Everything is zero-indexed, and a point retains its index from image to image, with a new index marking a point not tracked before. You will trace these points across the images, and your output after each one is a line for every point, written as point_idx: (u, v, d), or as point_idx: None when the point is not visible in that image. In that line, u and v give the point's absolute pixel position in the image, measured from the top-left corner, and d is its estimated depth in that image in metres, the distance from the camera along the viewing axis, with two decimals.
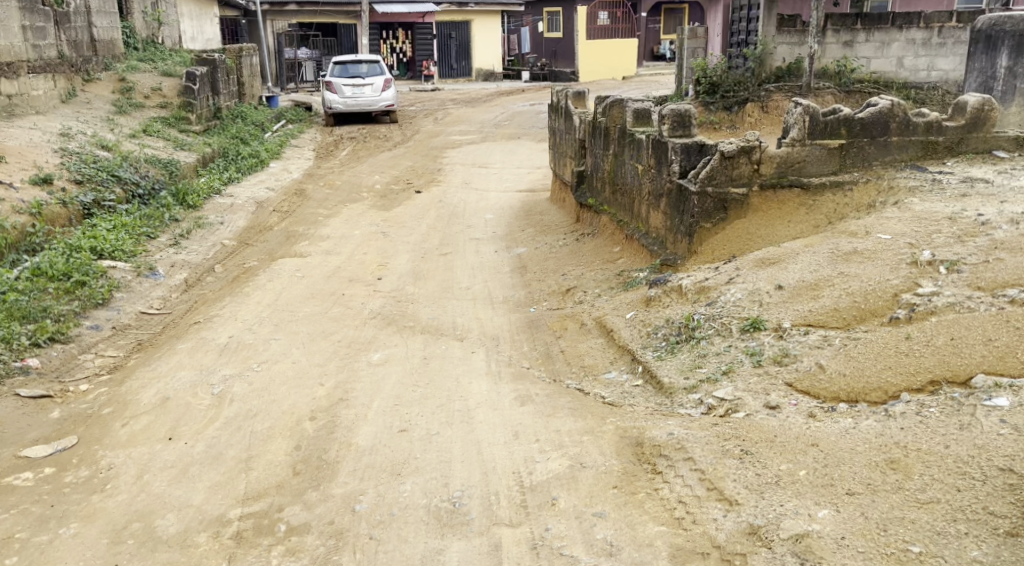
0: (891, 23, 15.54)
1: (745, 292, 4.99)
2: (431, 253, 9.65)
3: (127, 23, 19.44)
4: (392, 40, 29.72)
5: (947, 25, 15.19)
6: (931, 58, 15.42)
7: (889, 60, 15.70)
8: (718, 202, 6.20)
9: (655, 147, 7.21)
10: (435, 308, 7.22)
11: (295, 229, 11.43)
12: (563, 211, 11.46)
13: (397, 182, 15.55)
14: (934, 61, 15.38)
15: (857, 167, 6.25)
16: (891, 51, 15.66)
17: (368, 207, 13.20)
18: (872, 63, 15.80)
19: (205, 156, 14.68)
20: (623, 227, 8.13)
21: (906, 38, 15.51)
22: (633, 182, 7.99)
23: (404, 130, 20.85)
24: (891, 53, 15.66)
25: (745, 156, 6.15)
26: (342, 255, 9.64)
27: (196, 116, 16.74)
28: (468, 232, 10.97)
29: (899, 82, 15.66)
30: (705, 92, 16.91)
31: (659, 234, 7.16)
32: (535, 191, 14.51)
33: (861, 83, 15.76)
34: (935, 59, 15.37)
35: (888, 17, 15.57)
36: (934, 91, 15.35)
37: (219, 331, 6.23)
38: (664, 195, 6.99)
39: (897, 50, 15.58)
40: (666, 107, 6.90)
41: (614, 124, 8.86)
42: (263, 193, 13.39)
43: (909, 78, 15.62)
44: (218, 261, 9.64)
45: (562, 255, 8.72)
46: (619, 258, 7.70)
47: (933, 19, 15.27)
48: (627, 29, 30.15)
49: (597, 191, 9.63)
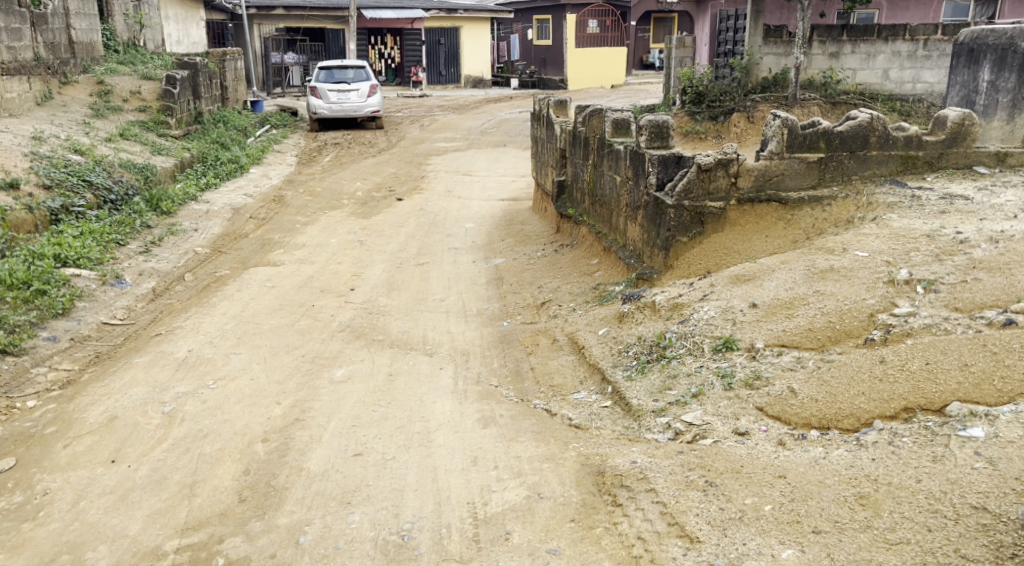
0: (876, 35, 15.50)
1: (719, 310, 4.84)
2: (407, 263, 9.48)
3: (107, 25, 19.26)
4: (380, 46, 29.48)
5: (932, 37, 15.10)
6: (917, 71, 15.35)
7: (874, 71, 15.72)
8: (694, 216, 6.09)
9: (633, 158, 7.07)
10: (406, 321, 7.06)
11: (270, 237, 11.25)
12: (544, 221, 11.31)
13: (379, 189, 15.36)
14: (920, 74, 15.32)
15: (836, 182, 6.11)
16: (876, 63, 15.68)
17: (348, 215, 13.03)
18: (857, 74, 15.85)
19: (183, 161, 14.47)
20: (601, 239, 7.99)
21: (891, 50, 15.49)
22: (611, 192, 7.85)
23: (390, 136, 20.69)
24: (877, 65, 15.68)
25: (722, 169, 6.03)
26: (316, 264, 9.47)
27: (175, 119, 16.54)
28: (447, 241, 10.80)
29: (884, 95, 15.66)
30: (691, 101, 16.87)
31: (635, 247, 7.02)
32: (519, 199, 14.36)
33: (847, 95, 15.81)
34: (920, 71, 15.31)
35: (874, 29, 15.52)
36: (919, 104, 15.34)
37: (179, 343, 6.08)
38: (641, 208, 6.87)
39: (883, 63, 15.57)
40: (644, 118, 6.78)
41: (594, 134, 8.72)
42: (241, 199, 13.20)
43: (894, 91, 15.59)
44: (189, 269, 9.46)
45: (540, 266, 8.56)
46: (597, 270, 7.55)
47: (919, 31, 15.18)
48: (616, 38, 30.19)
49: (577, 202, 9.48)
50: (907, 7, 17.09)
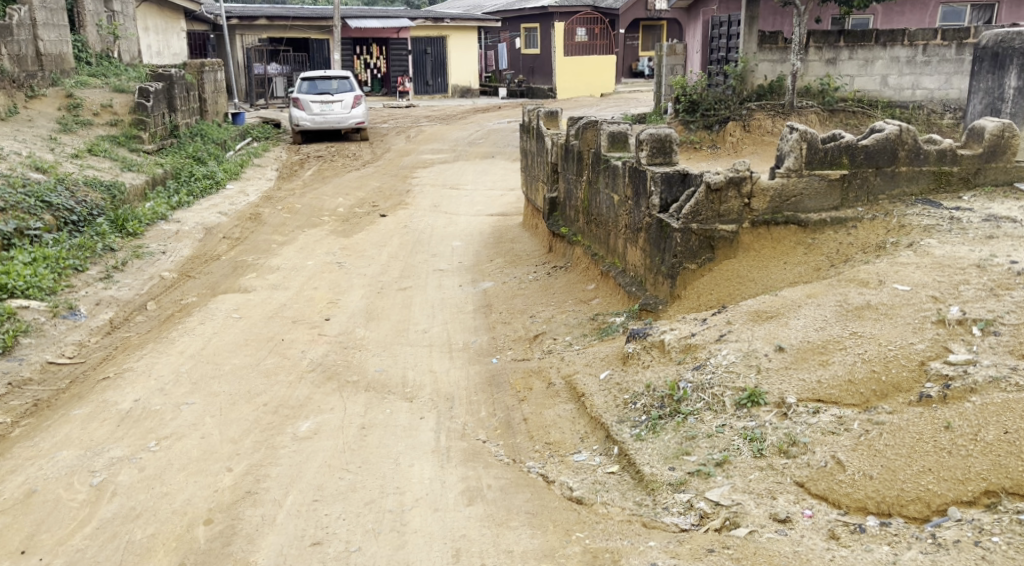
0: (874, 40, 15.01)
1: (739, 355, 4.19)
2: (389, 287, 8.82)
3: (77, 37, 18.60)
4: (366, 56, 28.90)
5: (932, 42, 14.65)
6: (916, 76, 14.88)
7: (872, 78, 15.22)
8: (703, 240, 5.50)
9: (632, 176, 6.48)
10: (385, 357, 6.40)
11: (243, 259, 10.58)
12: (535, 239, 10.67)
13: (361, 205, 14.70)
14: (919, 79, 14.84)
15: (861, 202, 5.50)
16: (874, 69, 15.17)
17: (327, 233, 12.37)
18: (855, 81, 15.35)
19: (155, 178, 13.78)
20: (598, 262, 7.36)
21: (889, 55, 15.01)
22: (608, 212, 7.24)
23: (374, 148, 20.05)
24: (875, 72, 15.17)
25: (734, 189, 5.43)
26: (291, 290, 8.81)
27: (148, 134, 15.87)
28: (432, 261, 10.14)
29: (882, 102, 15.14)
30: (685, 110, 16.32)
31: (637, 274, 6.40)
32: (508, 214, 13.73)
33: (845, 102, 15.27)
34: (920, 77, 14.83)
35: (871, 34, 15.03)
36: (919, 111, 14.82)
37: (126, 389, 5.41)
38: (642, 230, 6.27)
39: (881, 68, 15.08)
40: (644, 131, 6.20)
41: (588, 148, 8.13)
42: (215, 218, 12.53)
43: (893, 98, 15.10)
44: (152, 297, 8.80)
45: (532, 291, 7.90)
46: (594, 297, 6.92)
47: (918, 37, 14.73)
48: (605, 45, 29.72)
49: (570, 221, 8.87)
50: (903, 12, 16.55)
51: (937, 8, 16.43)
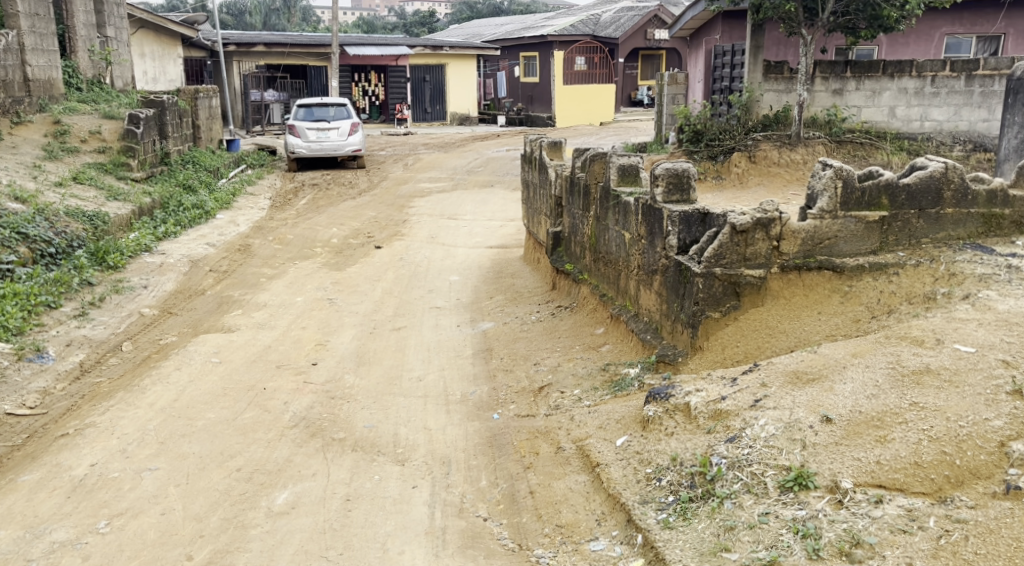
0: (881, 71, 14.63)
1: (779, 425, 3.62)
2: (381, 327, 8.27)
3: (68, 62, 18.20)
4: (364, 83, 28.50)
5: (940, 74, 14.35)
6: (924, 108, 14.55)
7: (880, 109, 14.81)
8: (728, 286, 5.00)
9: (646, 214, 6.00)
10: (375, 410, 5.84)
11: (229, 294, 10.05)
12: (537, 274, 10.15)
13: (356, 235, 14.20)
14: (928, 111, 14.52)
15: (902, 246, 5.01)
16: (882, 100, 14.79)
17: (319, 266, 11.86)
18: (862, 112, 14.93)
19: (141, 207, 13.26)
20: (607, 304, 6.86)
21: (897, 87, 14.64)
22: (618, 251, 6.74)
23: (371, 177, 19.60)
24: (883, 103, 14.77)
25: (761, 231, 4.95)
26: (277, 330, 8.26)
27: (138, 161, 15.39)
28: (428, 298, 9.60)
29: (890, 133, 14.73)
30: (688, 141, 15.96)
31: (652, 319, 5.88)
32: (508, 247, 13.22)
33: (852, 133, 14.86)
34: (928, 109, 14.51)
35: (879, 64, 14.67)
36: (927, 144, 14.60)
37: (83, 450, 4.88)
38: (657, 273, 5.78)
39: (889, 100, 14.69)
40: (659, 166, 5.77)
41: (596, 182, 7.66)
42: (202, 250, 12.00)
43: (901, 129, 14.72)
44: (128, 337, 8.27)
45: (536, 334, 7.35)
46: (604, 343, 6.39)
47: (926, 68, 14.37)
48: (605, 74, 29.44)
49: (575, 257, 8.37)
50: (907, 44, 16.18)
51: (942, 39, 16.09)
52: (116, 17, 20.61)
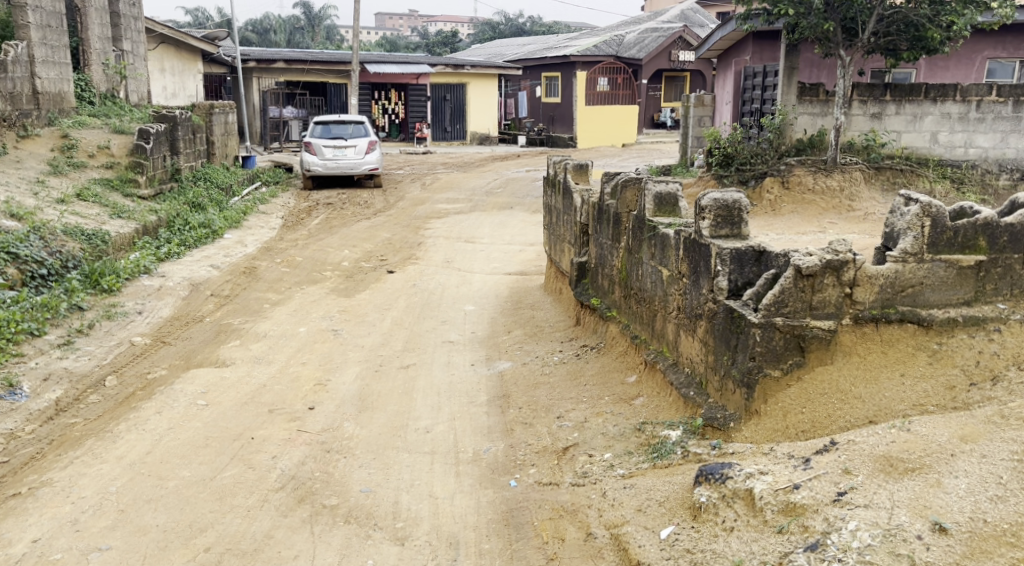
0: (924, 94, 13.90)
1: (876, 532, 2.86)
2: (388, 365, 7.54)
3: (80, 75, 17.70)
4: (384, 101, 27.97)
5: (986, 98, 13.70)
6: (969, 134, 13.88)
7: (921, 134, 14.06)
8: (790, 340, 4.28)
9: (688, 249, 5.29)
10: (374, 470, 5.11)
11: (228, 322, 9.37)
12: (559, 307, 9.42)
13: (368, 258, 13.54)
14: (972, 138, 13.85)
15: (1003, 296, 4.34)
16: (923, 125, 14.04)
17: (327, 292, 11.17)
18: (902, 137, 14.14)
19: (146, 226, 12.64)
20: (641, 347, 6.12)
21: (940, 111, 13.93)
22: (653, 288, 6.02)
23: (388, 196, 18.97)
24: (924, 128, 14.04)
25: (833, 276, 4.24)
26: (275, 366, 7.56)
27: (146, 178, 14.80)
28: (441, 330, 8.88)
29: (932, 160, 14.01)
30: (718, 164, 15.22)
31: (694, 371, 5.14)
32: (527, 274, 12.50)
33: (892, 159, 14.11)
34: (973, 135, 13.84)
35: (920, 88, 13.93)
36: (972, 171, 13.88)
37: (30, 520, 4.23)
38: (701, 318, 5.05)
39: (931, 125, 13.97)
40: (705, 196, 5.07)
41: (628, 210, 6.94)
42: (206, 273, 11.36)
43: (944, 155, 14.02)
44: (114, 370, 7.59)
45: (559, 379, 6.58)
46: (637, 395, 5.63)
47: (971, 91, 13.72)
48: (628, 95, 28.93)
49: (602, 290, 7.64)
50: (946, 67, 15.45)
51: (983, 63, 15.35)
52: (133, 30, 20.19)
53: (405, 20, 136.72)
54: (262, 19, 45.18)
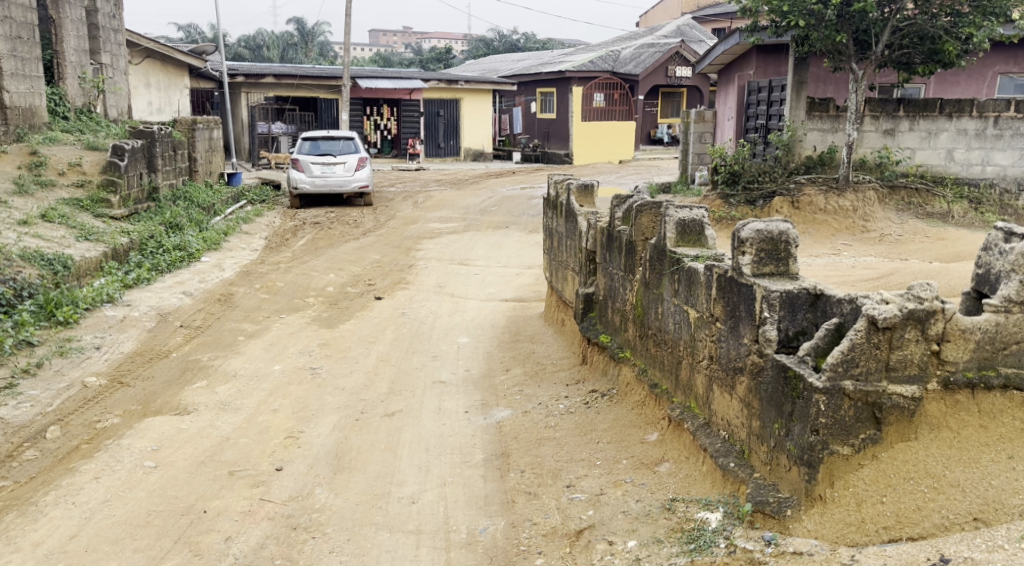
0: (938, 110, 13.15)
1: None
2: (371, 412, 6.65)
3: (55, 89, 16.81)
4: (376, 116, 27.16)
5: (1004, 114, 12.95)
6: (987, 152, 13.12)
7: (937, 152, 13.30)
8: (864, 408, 3.45)
9: (723, 289, 4.47)
10: (346, 557, 4.26)
11: (196, 358, 8.47)
12: (561, 340, 8.60)
13: (355, 282, 12.68)
14: (990, 155, 13.09)
15: None
16: (938, 142, 13.28)
17: (309, 321, 10.29)
18: (917, 155, 13.38)
19: (116, 249, 11.72)
20: (663, 400, 5.30)
21: (956, 127, 13.18)
22: (678, 331, 5.20)
23: (379, 215, 18.13)
24: (939, 145, 13.27)
25: (915, 329, 3.42)
26: (243, 413, 6.64)
27: (120, 197, 13.89)
28: (431, 369, 8.00)
29: (948, 178, 13.23)
30: (724, 183, 14.33)
31: (734, 436, 4.32)
32: (526, 300, 11.64)
33: (906, 178, 13.32)
34: (991, 153, 13.08)
35: (935, 103, 13.17)
36: (990, 191, 13.06)
37: None
38: (742, 373, 4.23)
39: (946, 142, 13.21)
40: (746, 227, 4.26)
41: (644, 237, 6.12)
42: (176, 301, 10.46)
43: (960, 174, 13.25)
44: (59, 419, 6.69)
45: (567, 434, 5.68)
46: (661, 460, 4.80)
47: (989, 107, 12.97)
48: (625, 111, 28.30)
49: (612, 326, 6.82)
50: (957, 83, 14.73)
51: (995, 77, 14.68)
52: (113, 43, 19.32)
53: (400, 38, 136.25)
54: (255, 35, 44.36)
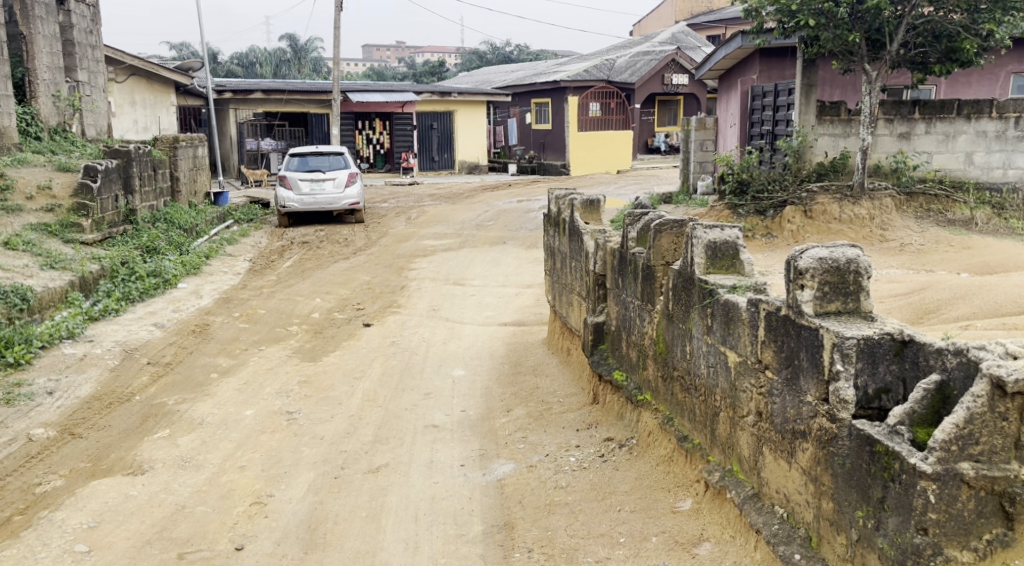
0: (956, 111, 12.30)
1: None
2: (353, 468, 5.75)
3: (27, 107, 15.88)
4: (368, 130, 26.40)
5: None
6: (1008, 154, 12.29)
7: (955, 155, 12.44)
8: (989, 498, 2.65)
9: (774, 330, 3.62)
10: None
11: (162, 400, 7.55)
12: (567, 373, 7.74)
13: (343, 307, 11.80)
14: (1011, 158, 12.27)
15: None
16: (957, 145, 12.42)
17: (290, 353, 9.38)
18: (934, 159, 12.51)
19: (84, 277, 10.80)
20: (698, 458, 4.44)
21: (975, 129, 12.32)
22: (712, 375, 4.35)
23: (371, 233, 17.28)
24: (958, 148, 12.41)
25: None
26: (205, 471, 5.69)
27: (92, 221, 12.96)
28: (423, 409, 7.12)
29: (969, 183, 12.38)
30: (732, 192, 13.35)
31: (796, 515, 3.47)
32: (526, 324, 10.78)
33: (924, 183, 12.46)
34: (1012, 155, 12.25)
35: (953, 103, 12.33)
36: (1013, 195, 12.24)
37: None
38: (805, 438, 3.38)
39: (965, 144, 12.36)
40: (808, 253, 3.40)
41: (664, 260, 5.25)
42: (146, 335, 9.54)
43: (981, 178, 12.40)
44: None
45: (581, 497, 4.80)
46: (699, 539, 3.97)
47: (1010, 107, 12.12)
48: (622, 120, 27.56)
49: (628, 361, 5.95)
50: (970, 83, 13.87)
51: (1009, 77, 13.89)
52: (90, 59, 18.36)
53: (393, 52, 135.93)
54: (247, 52, 43.67)
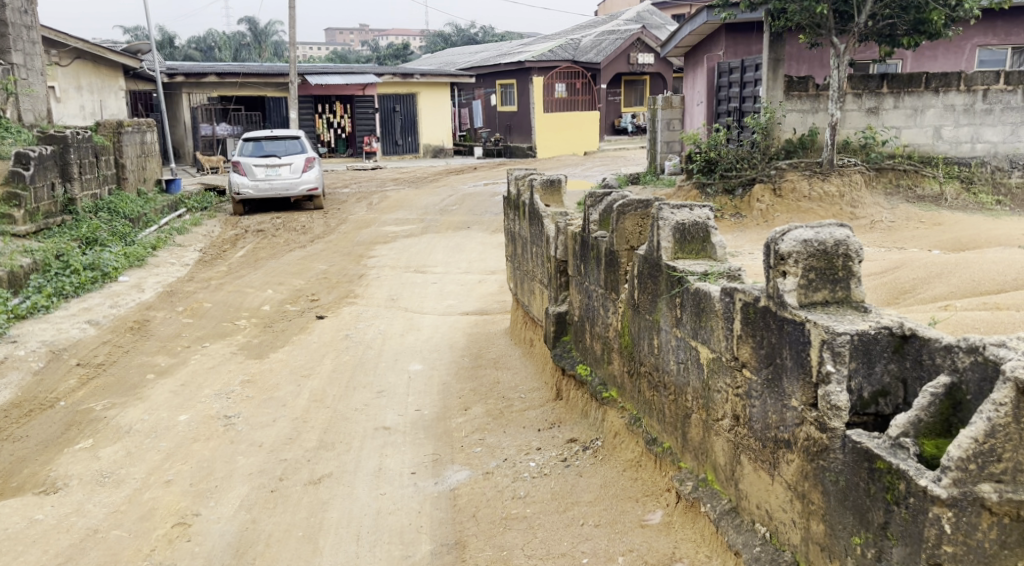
0: (924, 85, 11.91)
1: None
2: (292, 479, 5.23)
3: None
4: (328, 114, 25.62)
5: (993, 87, 11.80)
6: (976, 128, 11.98)
7: (924, 130, 12.08)
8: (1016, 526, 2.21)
9: (752, 324, 3.15)
10: None
11: (89, 405, 6.94)
12: (529, 366, 7.25)
13: (296, 298, 11.20)
14: (979, 132, 11.96)
15: None
16: (925, 119, 12.06)
17: (235, 350, 8.79)
18: (903, 134, 12.12)
19: (12, 272, 10.08)
20: (670, 463, 3.99)
21: (943, 103, 11.97)
22: (682, 372, 3.89)
23: (330, 219, 16.65)
24: (926, 122, 12.06)
25: None
26: (126, 488, 5.14)
27: (25, 212, 12.19)
28: (375, 409, 6.61)
29: (938, 158, 12.05)
30: (699, 171, 12.87)
31: (784, 535, 3.02)
32: (489, 313, 10.28)
33: (893, 159, 12.10)
34: (980, 128, 11.93)
35: (920, 77, 11.93)
36: (982, 169, 11.96)
37: None
38: (791, 448, 2.93)
39: (933, 119, 12.00)
40: (791, 234, 2.93)
41: (627, 245, 4.77)
42: (77, 334, 8.89)
43: (949, 153, 12.08)
44: None
45: (541, 509, 4.33)
46: (672, 558, 3.52)
47: (977, 80, 11.78)
48: (587, 101, 27.07)
49: (592, 354, 5.48)
50: (936, 56, 13.53)
51: (974, 50, 13.54)
52: (26, 41, 17.38)
53: (356, 36, 134.04)
54: (204, 36, 42.43)
